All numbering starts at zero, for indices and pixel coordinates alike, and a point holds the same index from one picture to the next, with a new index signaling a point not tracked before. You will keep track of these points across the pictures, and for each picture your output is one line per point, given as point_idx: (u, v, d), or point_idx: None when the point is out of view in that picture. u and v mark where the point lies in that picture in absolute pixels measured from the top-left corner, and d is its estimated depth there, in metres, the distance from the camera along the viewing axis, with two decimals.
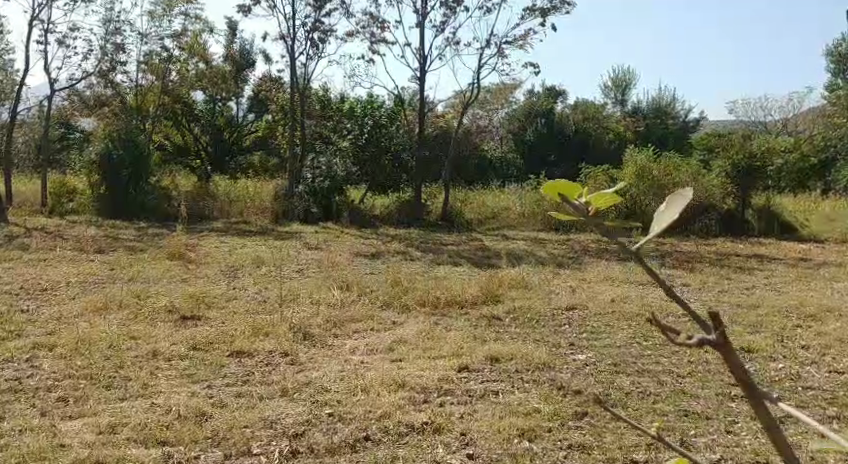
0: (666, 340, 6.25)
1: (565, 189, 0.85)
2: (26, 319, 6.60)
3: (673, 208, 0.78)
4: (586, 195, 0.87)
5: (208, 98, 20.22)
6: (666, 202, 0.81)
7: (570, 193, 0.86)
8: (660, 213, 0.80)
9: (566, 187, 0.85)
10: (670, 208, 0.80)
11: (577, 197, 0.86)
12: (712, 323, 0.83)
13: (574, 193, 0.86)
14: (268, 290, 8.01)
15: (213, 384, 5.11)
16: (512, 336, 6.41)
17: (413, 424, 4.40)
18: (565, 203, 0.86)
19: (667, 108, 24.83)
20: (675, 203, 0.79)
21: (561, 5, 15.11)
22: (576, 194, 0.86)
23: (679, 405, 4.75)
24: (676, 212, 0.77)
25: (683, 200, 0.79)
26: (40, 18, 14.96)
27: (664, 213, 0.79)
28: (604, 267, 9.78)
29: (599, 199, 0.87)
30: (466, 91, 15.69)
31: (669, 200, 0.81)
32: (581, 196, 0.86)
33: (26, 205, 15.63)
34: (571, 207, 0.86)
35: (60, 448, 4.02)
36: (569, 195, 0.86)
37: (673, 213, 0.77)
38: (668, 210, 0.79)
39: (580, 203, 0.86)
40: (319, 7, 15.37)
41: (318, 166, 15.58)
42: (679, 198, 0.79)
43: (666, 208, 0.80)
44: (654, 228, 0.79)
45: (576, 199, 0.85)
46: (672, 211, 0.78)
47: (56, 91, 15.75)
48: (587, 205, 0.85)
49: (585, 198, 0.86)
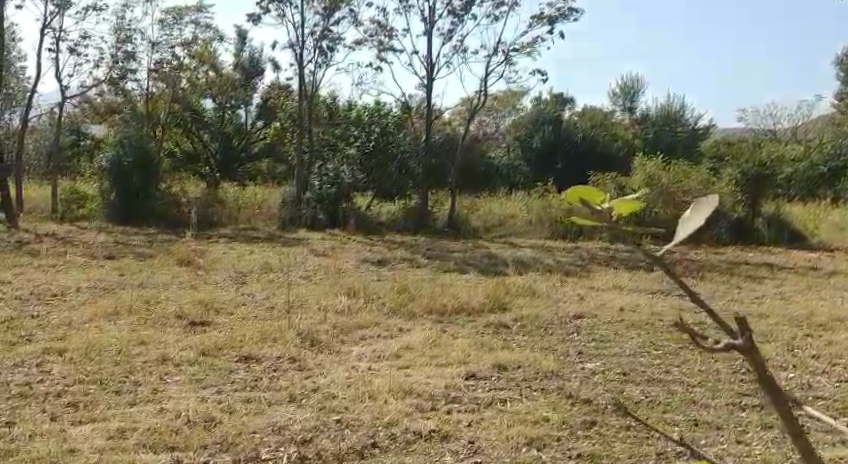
0: (675, 349, 6.23)
1: (584, 195, 0.69)
2: (36, 325, 6.63)
3: (694, 219, 0.64)
4: (606, 200, 0.71)
5: (218, 105, 20.30)
6: (690, 208, 0.67)
7: (591, 198, 0.70)
8: (685, 219, 0.66)
9: (588, 192, 0.69)
10: (697, 214, 0.66)
11: (598, 202, 0.71)
12: (738, 326, 0.63)
13: (595, 198, 0.71)
14: (276, 297, 8.03)
15: (222, 389, 5.12)
16: (519, 344, 6.40)
17: (420, 431, 4.39)
18: (583, 206, 0.71)
19: (677, 115, 24.76)
20: (701, 212, 0.64)
21: (569, 13, 15.13)
22: (596, 199, 0.70)
23: (688, 414, 4.73)
24: (702, 218, 0.62)
25: (707, 207, 0.65)
26: (52, 26, 15.12)
27: (692, 215, 0.64)
28: (613, 275, 9.75)
29: (620, 207, 0.71)
30: (473, 98, 15.73)
31: (693, 206, 0.66)
32: (601, 200, 0.70)
33: (37, 212, 15.77)
34: (589, 214, 0.70)
35: (69, 454, 4.02)
36: (591, 199, 0.71)
37: (700, 218, 0.63)
38: (695, 216, 0.65)
39: (600, 209, 0.70)
40: (327, 16, 15.44)
41: (325, 173, 15.66)
42: (702, 206, 0.65)
43: (692, 214, 0.66)
44: (678, 234, 0.64)
45: (596, 205, 0.70)
46: (692, 224, 0.64)
47: (66, 98, 15.90)
48: (606, 210, 0.70)
49: (606, 206, 0.71)
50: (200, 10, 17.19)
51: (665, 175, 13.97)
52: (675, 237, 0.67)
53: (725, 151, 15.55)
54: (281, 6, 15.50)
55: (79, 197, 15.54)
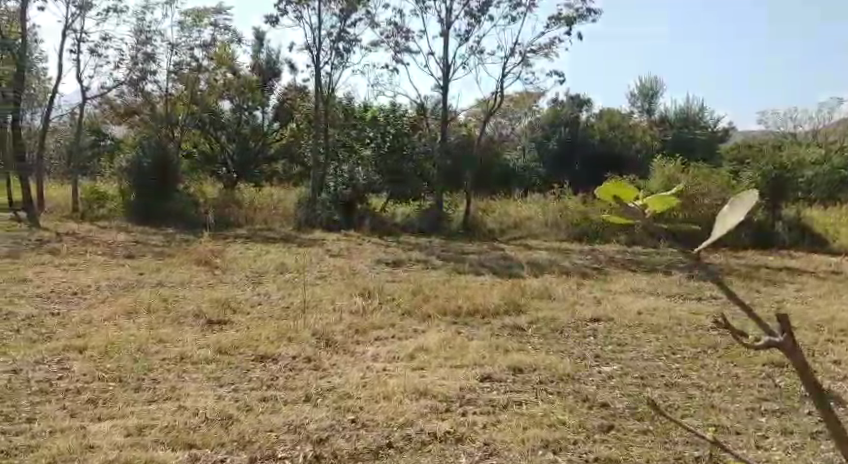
0: (695, 354, 6.18)
1: (621, 193, 0.95)
2: (57, 322, 6.70)
3: (729, 217, 0.88)
4: (643, 198, 0.96)
5: (235, 107, 20.38)
6: (726, 207, 0.90)
7: (627, 196, 0.96)
8: (721, 218, 0.90)
9: (623, 192, 0.95)
10: (733, 212, 0.89)
11: (632, 200, 0.96)
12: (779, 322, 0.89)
13: (628, 196, 0.96)
14: (291, 296, 8.06)
15: (239, 387, 5.15)
16: (535, 346, 6.39)
17: (435, 433, 4.38)
18: (621, 205, 0.96)
19: (696, 117, 24.55)
20: (735, 213, 0.88)
21: (587, 14, 15.08)
22: (631, 197, 0.96)
23: (707, 419, 4.69)
24: (738, 218, 0.86)
25: (738, 205, 0.89)
26: (73, 28, 15.30)
27: (728, 214, 0.88)
28: (630, 279, 9.70)
29: (654, 203, 0.97)
30: (489, 99, 15.72)
31: (728, 206, 0.91)
32: (636, 199, 0.96)
33: (57, 211, 15.94)
34: (626, 209, 0.96)
35: (89, 450, 4.04)
36: (624, 199, 0.96)
37: (736, 217, 0.87)
38: (731, 213, 0.89)
39: (636, 206, 0.96)
40: (345, 17, 15.51)
41: (340, 174, 15.69)
42: (740, 204, 0.89)
43: (729, 211, 0.90)
44: (716, 232, 0.88)
45: (632, 203, 0.95)
46: (730, 220, 0.88)
47: (87, 99, 16.07)
48: (643, 208, 0.95)
49: (643, 203, 0.96)
50: (219, 12, 17.29)
51: (683, 177, 13.88)
52: (718, 225, 0.90)
53: (745, 154, 15.42)
54: (299, 8, 15.61)
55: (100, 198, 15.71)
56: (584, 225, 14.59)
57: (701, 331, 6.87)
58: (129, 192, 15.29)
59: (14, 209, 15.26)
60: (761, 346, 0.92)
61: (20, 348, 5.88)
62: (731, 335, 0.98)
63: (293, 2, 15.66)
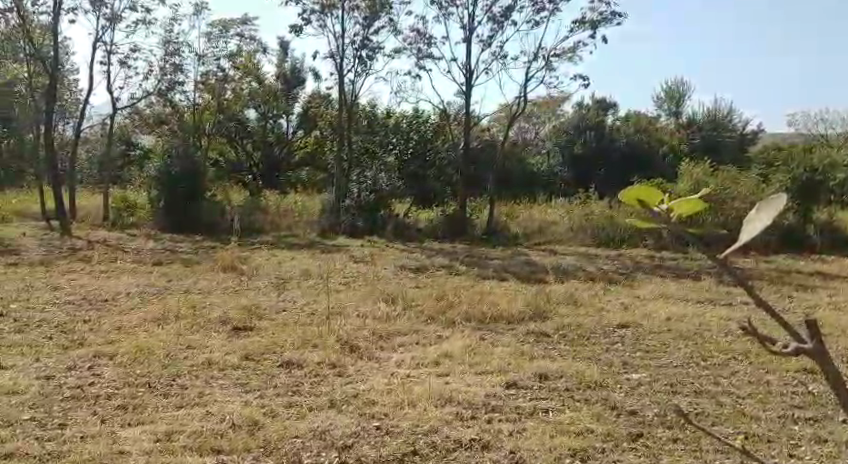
0: (726, 360, 6.07)
1: (643, 195, 0.94)
2: (88, 329, 6.76)
3: (758, 219, 0.85)
4: (668, 203, 0.95)
5: (260, 115, 20.65)
6: (755, 210, 0.87)
7: (651, 199, 0.95)
8: (750, 220, 0.86)
9: (646, 194, 0.94)
10: (758, 217, 0.86)
11: (657, 204, 0.95)
12: (809, 330, 0.87)
13: (654, 200, 0.95)
14: (316, 302, 8.08)
15: (265, 394, 5.14)
16: (561, 353, 6.31)
17: (460, 440, 4.34)
18: (644, 208, 0.95)
19: (724, 120, 24.21)
20: (761, 216, 0.85)
21: (612, 17, 14.96)
22: (655, 200, 0.94)
23: (738, 426, 4.60)
24: (767, 220, 0.83)
25: (768, 209, 0.86)
26: (103, 39, 15.52)
27: (756, 217, 0.85)
28: (658, 284, 9.59)
29: (681, 207, 0.96)
30: (513, 104, 15.66)
31: (759, 208, 0.87)
32: (661, 203, 0.95)
33: (88, 219, 16.21)
34: (651, 213, 0.95)
35: (119, 455, 4.07)
36: (649, 202, 0.95)
37: (765, 220, 0.84)
38: (760, 217, 0.85)
39: (661, 210, 0.95)
40: (368, 25, 15.55)
41: (363, 180, 15.73)
42: (769, 206, 0.85)
43: (759, 213, 0.86)
44: (745, 237, 0.85)
45: (658, 206, 0.94)
46: (759, 222, 0.85)
47: (118, 109, 16.27)
48: (668, 211, 0.94)
49: (667, 207, 0.95)
50: (245, 22, 17.43)
51: (712, 180, 13.70)
52: (745, 234, 0.87)
53: (775, 156, 15.19)
54: (323, 16, 15.65)
55: (129, 206, 15.89)
56: (610, 230, 14.47)
57: (732, 337, 6.76)
58: (158, 201, 15.47)
59: (46, 219, 15.47)
60: (791, 353, 0.90)
61: (52, 355, 5.95)
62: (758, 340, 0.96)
63: (317, 11, 15.72)
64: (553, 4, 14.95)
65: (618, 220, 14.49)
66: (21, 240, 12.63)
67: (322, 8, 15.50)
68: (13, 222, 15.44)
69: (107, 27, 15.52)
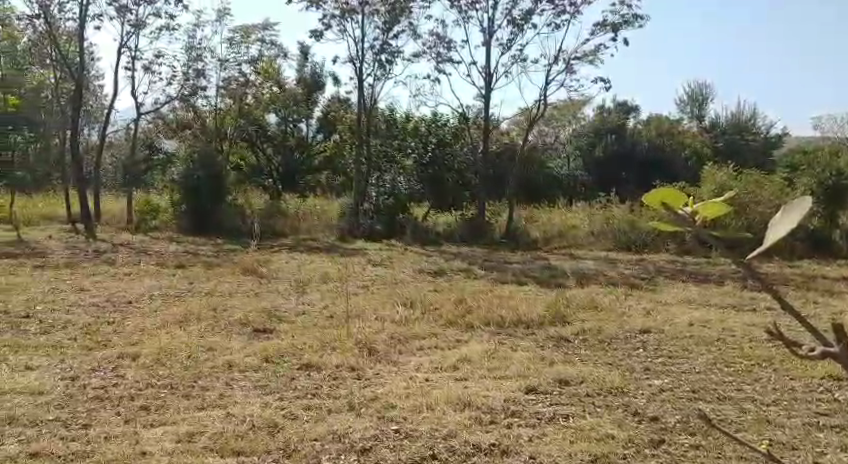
0: (750, 367, 5.99)
1: (668, 197, 0.97)
2: (111, 330, 6.82)
3: (783, 221, 0.88)
4: (693, 205, 0.99)
5: (281, 119, 20.83)
6: (781, 211, 0.90)
7: (676, 202, 0.99)
8: (777, 223, 0.89)
9: (668, 196, 0.98)
10: (782, 218, 0.89)
11: (682, 206, 0.99)
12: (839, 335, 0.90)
13: (677, 203, 0.99)
14: (336, 306, 8.09)
15: (285, 396, 5.15)
16: (582, 358, 6.27)
17: (479, 445, 4.30)
18: (670, 211, 0.99)
19: (747, 123, 23.92)
20: (787, 217, 0.88)
21: (634, 20, 14.85)
22: (681, 203, 0.99)
23: (762, 434, 4.53)
24: (793, 221, 0.86)
25: (792, 209, 0.89)
26: (127, 45, 15.67)
27: (782, 218, 0.88)
28: (681, 289, 9.49)
29: (706, 208, 0.99)
30: (532, 108, 15.60)
31: (785, 210, 0.89)
32: (687, 205, 0.99)
33: (111, 222, 16.39)
34: (676, 216, 0.99)
35: (142, 456, 4.09)
36: (675, 205, 0.99)
37: (789, 221, 0.87)
38: (786, 216, 0.88)
39: (685, 212, 0.99)
40: (388, 29, 15.58)
41: (382, 184, 15.78)
42: (793, 207, 0.88)
43: (784, 214, 0.89)
44: (772, 238, 0.88)
45: (682, 209, 0.98)
46: (784, 224, 0.88)
47: (141, 114, 16.42)
48: (692, 213, 0.98)
49: (692, 209, 0.99)
50: (267, 28, 17.54)
51: (735, 185, 13.55)
52: (769, 236, 0.90)
53: (800, 160, 14.99)
54: (343, 22, 15.69)
55: (153, 209, 15.93)
56: (630, 234, 14.35)
57: (756, 343, 6.66)
58: (181, 204, 15.54)
59: (72, 221, 15.67)
60: (818, 358, 0.92)
61: (76, 356, 6.01)
62: (785, 346, 0.98)
63: (337, 16, 15.76)
64: (574, 7, 14.87)
65: (639, 224, 14.38)
66: (46, 243, 12.78)
67: (342, 13, 15.54)
68: (39, 225, 15.65)
69: (131, 33, 15.65)
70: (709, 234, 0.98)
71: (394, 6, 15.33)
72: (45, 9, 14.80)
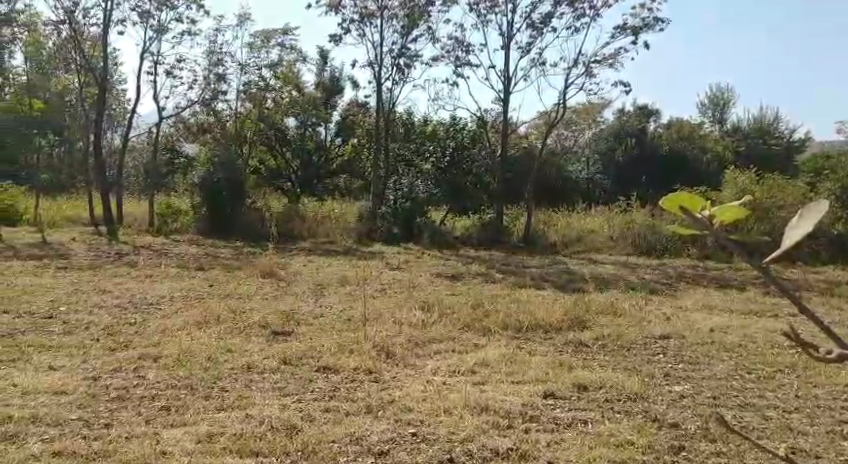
0: (771, 373, 5.93)
1: (687, 203, 1.06)
2: (133, 331, 6.89)
3: (802, 224, 0.99)
4: (710, 209, 1.07)
5: (300, 122, 20.55)
6: (798, 217, 1.01)
7: (693, 205, 1.07)
8: (794, 225, 1.00)
9: (690, 202, 1.06)
10: (800, 221, 1.00)
11: (700, 209, 1.07)
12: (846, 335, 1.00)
13: (696, 207, 1.07)
14: (354, 308, 8.12)
15: (303, 398, 5.16)
16: (601, 363, 6.25)
17: (497, 449, 4.29)
18: (686, 213, 1.07)
19: (769, 127, 23.73)
20: (805, 221, 0.99)
21: (655, 23, 14.75)
22: (698, 207, 1.07)
23: (784, 441, 4.48)
24: (810, 223, 0.97)
25: (807, 213, 1.00)
26: (150, 50, 15.84)
27: (798, 225, 0.99)
28: (703, 295, 9.41)
29: (724, 214, 1.07)
30: (551, 111, 15.55)
31: (800, 215, 1.01)
32: (705, 209, 1.07)
33: (134, 223, 16.57)
34: (691, 218, 1.07)
35: (162, 455, 4.12)
36: (692, 209, 1.07)
37: (806, 226, 0.98)
38: (803, 221, 1.00)
39: (704, 215, 1.07)
40: (406, 34, 15.63)
41: (400, 187, 15.95)
42: (812, 210, 0.99)
43: (801, 219, 1.00)
44: (791, 239, 0.99)
45: (700, 212, 1.06)
46: (802, 227, 0.99)
47: (163, 118, 16.59)
48: (709, 217, 1.06)
49: (709, 212, 1.07)
50: (286, 32, 17.62)
51: (757, 189, 13.44)
52: (787, 238, 1.01)
53: (824, 165, 14.82)
54: (363, 26, 15.77)
55: (174, 212, 16.05)
56: (650, 239, 14.26)
57: (779, 349, 6.61)
58: (200, 207, 15.69)
59: (94, 224, 15.83)
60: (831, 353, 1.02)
61: (98, 356, 6.08)
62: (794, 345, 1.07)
63: (356, 20, 15.84)
64: (594, 10, 14.81)
65: (659, 229, 14.30)
66: (70, 245, 12.92)
67: (361, 17, 15.60)
68: (63, 227, 15.87)
69: (153, 38, 15.81)
70: (727, 236, 1.06)
71: (413, 10, 15.35)
72: (70, 15, 14.97)
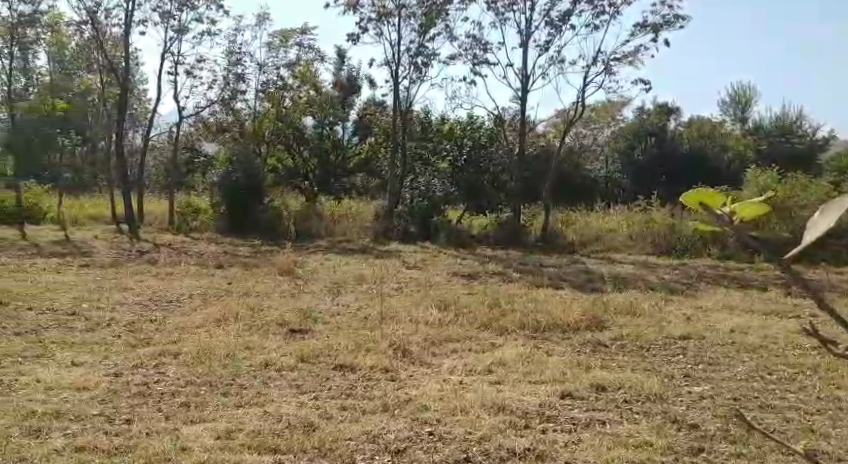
0: (793, 375, 5.86)
1: (705, 200, 1.02)
2: (154, 328, 6.94)
3: (824, 218, 0.91)
4: (732, 206, 1.03)
5: (317, 122, 20.63)
6: (820, 213, 0.93)
7: (713, 202, 1.02)
8: (817, 221, 0.92)
9: (708, 198, 1.02)
10: (821, 220, 0.92)
11: (719, 207, 1.03)
12: None
13: (717, 204, 1.03)
14: (370, 307, 8.12)
15: (320, 396, 5.17)
16: (619, 363, 6.20)
17: (514, 449, 4.27)
18: (707, 210, 1.03)
19: (792, 125, 23.45)
20: (827, 217, 0.91)
21: (675, 20, 14.62)
22: (718, 203, 1.02)
23: (806, 444, 4.42)
24: (832, 218, 0.89)
25: (832, 209, 0.92)
26: (170, 50, 15.97)
27: (820, 220, 0.91)
28: (724, 295, 9.30)
29: (743, 210, 1.03)
30: (569, 109, 15.47)
31: (825, 210, 0.93)
32: (726, 206, 1.03)
33: (155, 222, 16.71)
34: (713, 214, 1.03)
35: (182, 451, 4.14)
36: (712, 206, 1.03)
37: (829, 220, 0.90)
38: (824, 218, 0.92)
39: (724, 212, 1.03)
40: (424, 32, 15.61)
41: (417, 186, 15.95)
42: (833, 207, 0.91)
43: (822, 217, 0.92)
44: (810, 237, 0.91)
45: (719, 209, 1.02)
46: (825, 221, 0.91)
47: (184, 117, 16.70)
48: (731, 214, 1.02)
49: (731, 209, 1.03)
50: (305, 32, 17.68)
51: (779, 189, 13.26)
52: (807, 236, 0.93)
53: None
54: (380, 24, 15.78)
55: (193, 211, 16.16)
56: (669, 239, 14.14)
57: (800, 350, 6.52)
58: (219, 207, 15.80)
59: (115, 222, 15.97)
60: None
61: (119, 352, 6.14)
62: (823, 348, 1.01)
63: (373, 19, 15.86)
64: (614, 8, 14.70)
65: (678, 228, 14.17)
66: (91, 243, 13.04)
67: (379, 16, 15.60)
68: (85, 225, 16.03)
69: (174, 38, 15.92)
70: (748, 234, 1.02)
71: (431, 8, 15.33)
72: (92, 16, 15.10)
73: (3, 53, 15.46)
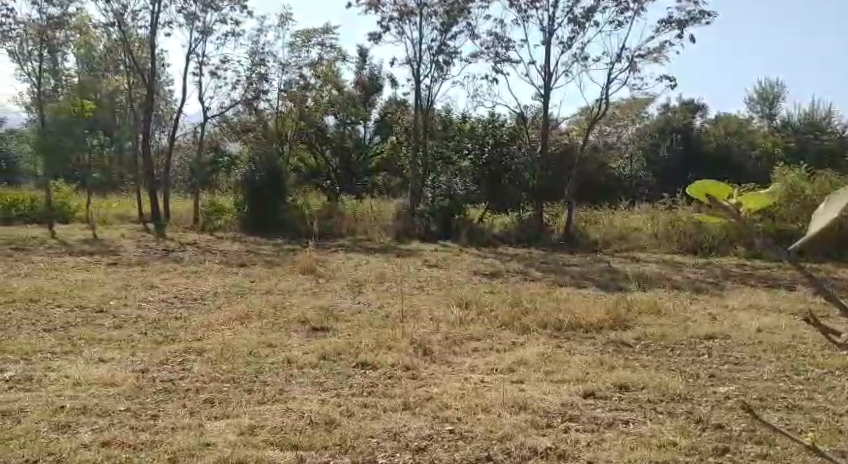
0: (820, 375, 5.78)
1: (715, 191, 1.12)
2: (179, 325, 7.00)
3: (825, 213, 1.01)
4: (736, 197, 1.14)
5: (338, 121, 20.73)
6: (825, 205, 1.04)
7: (720, 194, 1.13)
8: (821, 213, 1.03)
9: (716, 190, 1.12)
10: (825, 211, 1.02)
11: (725, 198, 1.13)
12: None
13: (722, 195, 1.13)
14: (391, 305, 8.13)
15: (341, 393, 5.18)
16: (643, 363, 6.15)
17: (535, 448, 4.26)
18: (714, 201, 1.13)
19: (821, 122, 23.11)
20: (830, 209, 1.01)
21: (701, 16, 14.49)
22: (724, 195, 1.13)
23: (834, 445, 4.37)
24: (832, 213, 1.00)
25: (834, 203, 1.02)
26: (195, 51, 16.12)
27: (823, 213, 1.02)
28: (751, 295, 9.18)
29: (749, 202, 1.13)
30: (593, 107, 15.37)
31: (828, 202, 1.03)
32: (731, 197, 1.13)
33: (178, 220, 16.85)
34: (718, 204, 1.13)
35: (206, 447, 4.17)
36: (718, 197, 1.13)
37: (829, 214, 1.00)
38: (828, 212, 1.02)
39: (730, 204, 1.13)
40: (445, 30, 15.60)
41: (438, 185, 15.75)
42: (835, 202, 1.02)
43: (826, 209, 1.02)
44: (814, 228, 1.00)
45: (725, 200, 1.13)
46: (826, 215, 1.01)
47: (208, 117, 16.85)
48: (737, 206, 1.13)
49: (736, 200, 1.13)
50: (326, 31, 17.72)
51: (807, 186, 13.03)
52: (811, 227, 1.02)
53: None
54: (401, 23, 15.81)
55: (216, 210, 16.25)
56: (693, 237, 13.98)
57: (828, 351, 6.43)
58: (242, 207, 15.84)
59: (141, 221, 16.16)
60: None
61: (143, 349, 6.18)
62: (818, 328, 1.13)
63: (395, 19, 15.91)
64: (638, 4, 14.60)
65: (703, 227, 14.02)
66: (117, 241, 13.20)
67: (400, 15, 15.64)
68: (112, 224, 16.25)
69: (199, 39, 16.05)
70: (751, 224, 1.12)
71: (453, 7, 15.32)
72: (120, 18, 15.30)
73: (31, 54, 15.70)
